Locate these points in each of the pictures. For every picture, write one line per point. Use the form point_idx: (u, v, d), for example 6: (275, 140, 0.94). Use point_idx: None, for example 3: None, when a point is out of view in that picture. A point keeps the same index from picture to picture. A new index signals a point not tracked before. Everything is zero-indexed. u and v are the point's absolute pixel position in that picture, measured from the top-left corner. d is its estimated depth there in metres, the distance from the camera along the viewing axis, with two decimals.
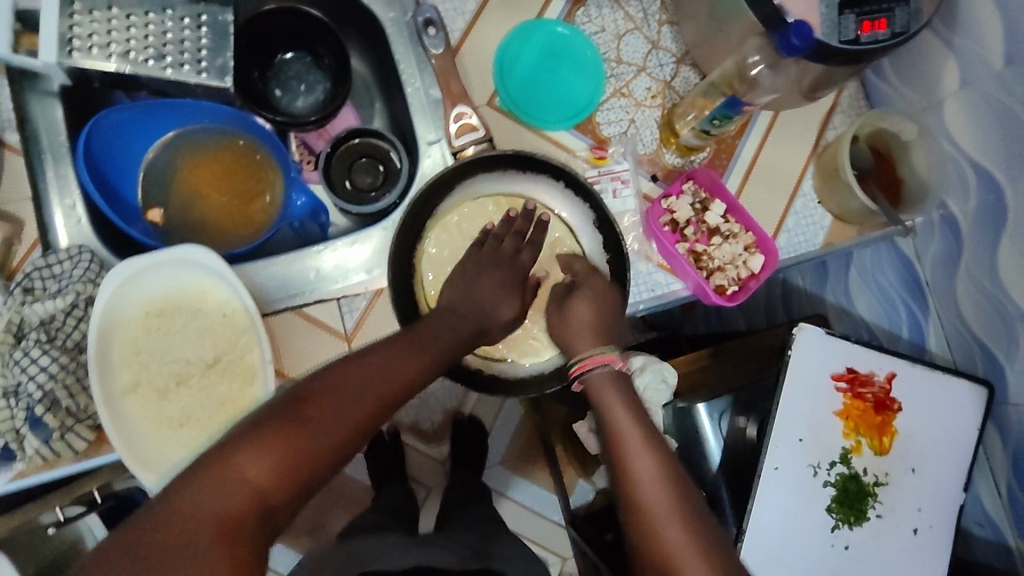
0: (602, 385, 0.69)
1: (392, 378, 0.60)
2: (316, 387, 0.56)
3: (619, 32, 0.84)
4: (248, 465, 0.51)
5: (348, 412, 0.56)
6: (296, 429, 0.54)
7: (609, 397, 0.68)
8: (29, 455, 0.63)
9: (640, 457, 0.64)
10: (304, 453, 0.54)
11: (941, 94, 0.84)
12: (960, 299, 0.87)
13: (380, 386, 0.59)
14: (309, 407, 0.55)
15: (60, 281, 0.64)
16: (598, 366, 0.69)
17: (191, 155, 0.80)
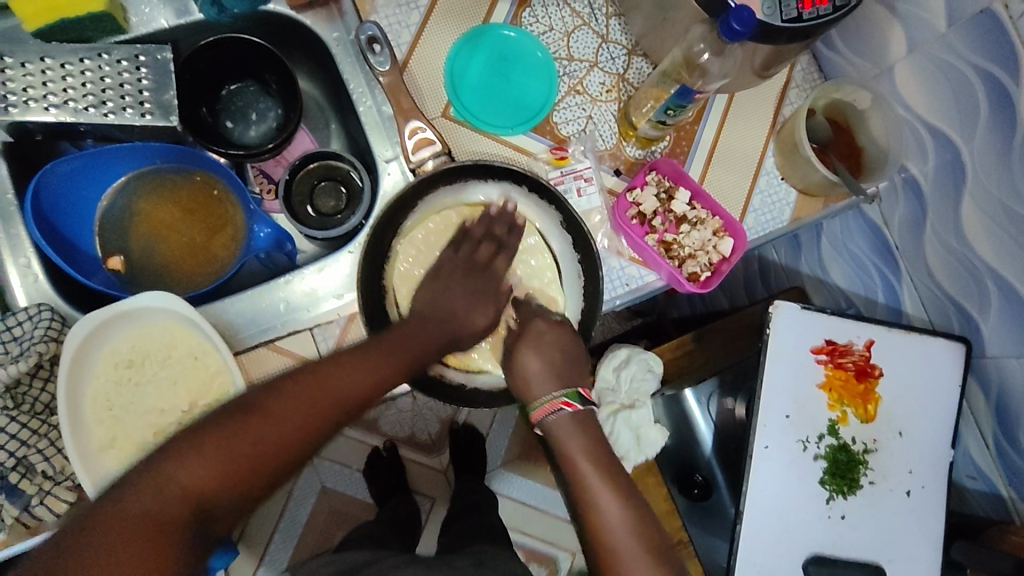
0: (564, 430, 0.70)
1: (336, 392, 0.62)
2: (256, 399, 0.59)
3: (568, 29, 0.83)
4: (188, 469, 0.54)
5: (288, 421, 0.59)
6: (230, 438, 0.56)
7: (570, 440, 0.69)
8: (9, 523, 0.61)
9: (603, 496, 0.66)
10: (239, 464, 0.56)
11: (891, 61, 0.84)
12: (929, 260, 0.87)
13: (327, 397, 0.61)
14: (246, 420, 0.57)
15: (21, 342, 0.62)
16: (556, 412, 0.70)
17: (146, 197, 0.78)
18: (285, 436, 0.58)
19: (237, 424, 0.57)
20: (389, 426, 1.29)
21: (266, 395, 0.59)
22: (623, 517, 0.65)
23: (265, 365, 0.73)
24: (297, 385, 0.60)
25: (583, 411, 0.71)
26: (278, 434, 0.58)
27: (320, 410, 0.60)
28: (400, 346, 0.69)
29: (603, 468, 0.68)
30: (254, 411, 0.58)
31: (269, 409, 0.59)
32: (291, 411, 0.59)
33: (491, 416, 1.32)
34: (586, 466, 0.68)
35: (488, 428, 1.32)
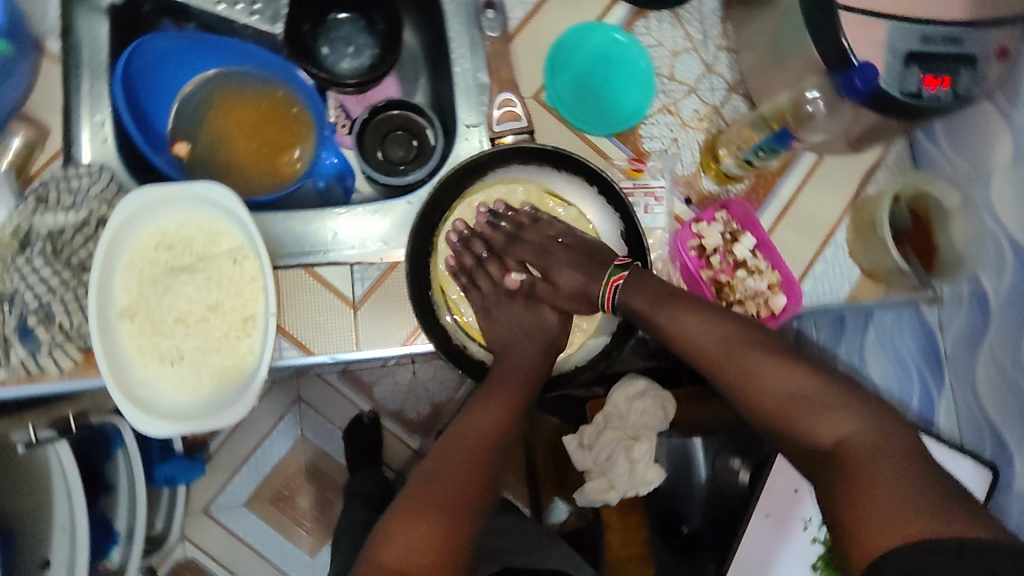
0: (629, 296, 0.71)
1: (480, 440, 0.66)
2: (418, 483, 0.63)
3: (676, 49, 0.83)
4: (402, 545, 0.58)
5: (462, 480, 0.63)
6: (425, 518, 0.59)
7: (631, 298, 0.71)
8: (13, 365, 0.61)
9: (684, 316, 0.67)
10: (449, 530, 0.59)
11: (991, 167, 0.81)
12: (978, 380, 0.86)
13: (475, 443, 0.66)
14: (425, 496, 0.61)
15: (75, 195, 0.63)
16: (615, 287, 0.72)
17: (226, 97, 0.79)
18: (463, 490, 0.62)
19: (424, 502, 0.61)
20: (383, 395, 1.29)
21: (433, 470, 0.64)
22: (709, 332, 0.67)
23: (297, 286, 0.72)
24: (448, 453, 0.65)
25: (634, 274, 0.72)
26: (460, 494, 0.62)
27: (478, 459, 0.65)
28: (508, 383, 0.71)
29: (677, 298, 0.69)
30: (428, 486, 0.62)
31: (442, 472, 0.63)
32: (459, 468, 0.63)
33: None
34: (656, 304, 0.69)
35: None
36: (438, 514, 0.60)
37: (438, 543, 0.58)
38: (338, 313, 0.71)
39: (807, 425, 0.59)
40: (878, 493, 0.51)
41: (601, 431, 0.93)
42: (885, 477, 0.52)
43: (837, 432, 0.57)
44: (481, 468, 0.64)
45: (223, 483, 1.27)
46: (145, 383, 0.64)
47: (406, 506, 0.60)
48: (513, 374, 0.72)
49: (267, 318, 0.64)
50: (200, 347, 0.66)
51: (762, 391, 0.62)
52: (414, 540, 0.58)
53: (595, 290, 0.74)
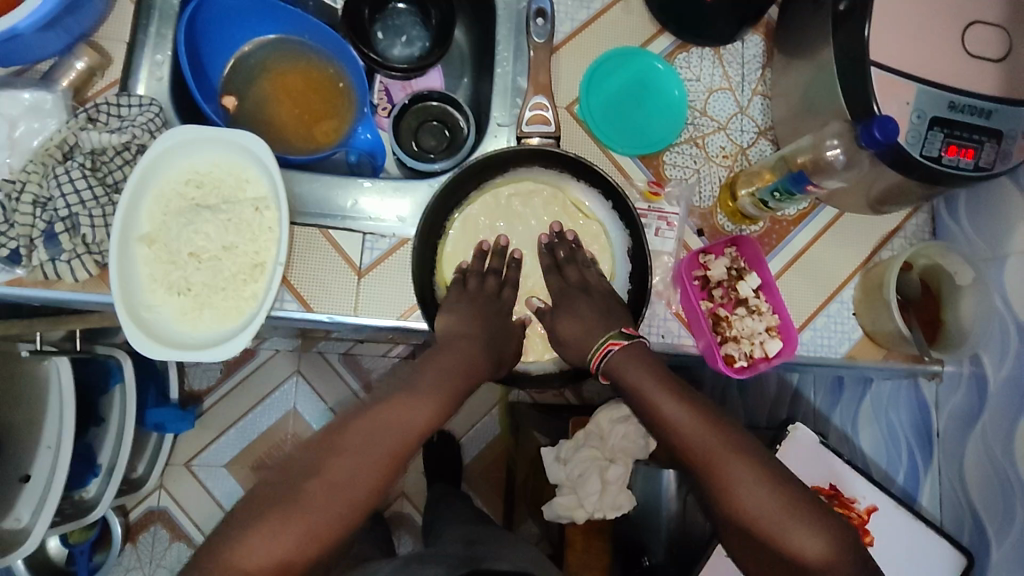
0: (621, 365, 0.65)
1: (396, 433, 0.58)
2: (309, 468, 0.56)
3: (712, 87, 0.85)
4: (259, 544, 0.52)
5: (357, 482, 0.56)
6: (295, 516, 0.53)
7: (624, 370, 0.65)
8: (34, 266, 0.64)
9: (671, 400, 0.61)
10: (319, 531, 0.54)
11: (1008, 250, 0.81)
12: (965, 461, 0.85)
13: (387, 437, 0.58)
14: (308, 487, 0.55)
15: (123, 121, 0.67)
16: (606, 354, 0.67)
17: (280, 62, 0.83)
18: (350, 493, 0.55)
19: (296, 493, 0.54)
20: None
21: (322, 459, 0.56)
22: (702, 431, 0.59)
23: (309, 244, 0.74)
24: (350, 436, 0.57)
25: (635, 346, 0.66)
26: (342, 498, 0.55)
27: (384, 461, 0.57)
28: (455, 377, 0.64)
29: (668, 379, 0.63)
30: (311, 478, 0.55)
31: (333, 461, 0.56)
32: (352, 469, 0.56)
33: (472, 424, 1.36)
34: (651, 382, 0.63)
35: (464, 433, 1.36)
36: (306, 512, 0.54)
37: (295, 542, 0.53)
38: (343, 276, 0.74)
39: (788, 539, 0.55)
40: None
41: (579, 448, 0.93)
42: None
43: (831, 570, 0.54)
44: (379, 473, 0.57)
45: (209, 440, 1.29)
46: (150, 307, 0.67)
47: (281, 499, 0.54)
48: (451, 369, 0.64)
49: (275, 267, 0.66)
50: (207, 283, 0.69)
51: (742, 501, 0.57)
52: (273, 537, 0.53)
53: (591, 344, 0.69)
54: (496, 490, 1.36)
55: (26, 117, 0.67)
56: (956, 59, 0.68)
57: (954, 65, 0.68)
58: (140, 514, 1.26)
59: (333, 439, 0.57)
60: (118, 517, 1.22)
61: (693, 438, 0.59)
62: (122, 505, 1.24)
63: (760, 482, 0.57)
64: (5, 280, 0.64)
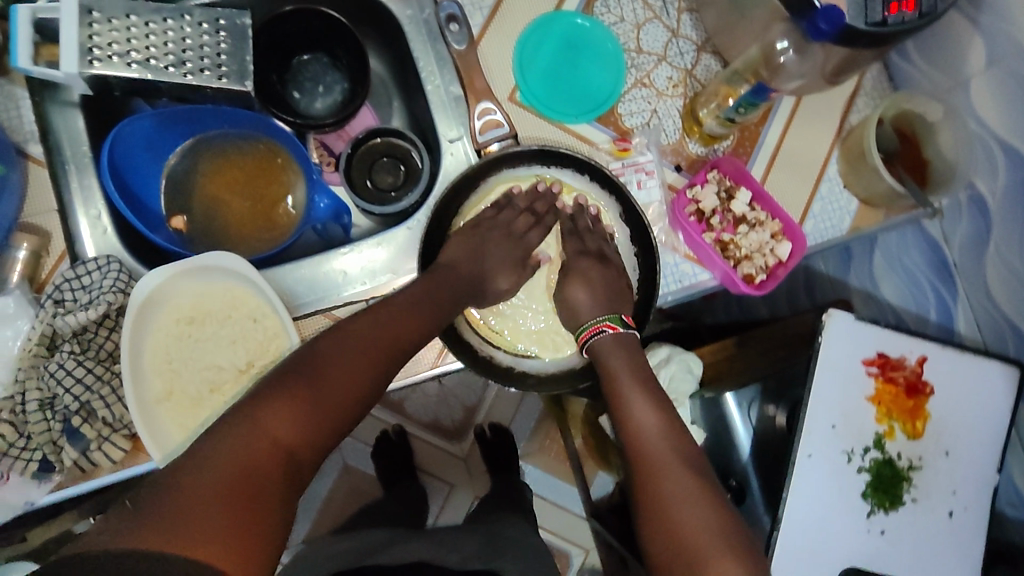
0: (608, 354, 0.71)
1: (388, 336, 0.63)
2: (317, 354, 0.59)
3: (639, 21, 0.83)
4: (279, 417, 0.53)
5: (351, 371, 0.59)
6: (312, 381, 0.57)
7: (610, 360, 0.71)
8: (67, 466, 0.63)
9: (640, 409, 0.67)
10: (325, 402, 0.57)
11: (968, 74, 0.81)
12: (989, 279, 0.87)
13: (383, 338, 0.63)
14: (316, 372, 0.57)
15: (90, 291, 0.64)
16: (599, 333, 0.72)
17: (211, 161, 0.79)
18: (352, 376, 0.59)
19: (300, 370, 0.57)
20: (415, 409, 1.33)
21: (329, 344, 0.60)
22: (657, 439, 0.64)
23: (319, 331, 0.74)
24: (350, 334, 0.62)
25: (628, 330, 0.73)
26: (345, 379, 0.59)
27: (377, 354, 0.62)
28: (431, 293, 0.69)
29: (646, 387, 0.69)
30: (318, 366, 0.58)
31: (332, 351, 0.60)
32: (349, 357, 0.60)
33: (514, 408, 1.36)
34: (626, 383, 0.68)
35: (511, 420, 1.36)
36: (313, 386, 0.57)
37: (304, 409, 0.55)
38: None
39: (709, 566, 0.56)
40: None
41: None
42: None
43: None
44: (374, 363, 0.61)
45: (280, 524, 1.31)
46: None
47: (297, 380, 0.56)
48: (425, 289, 0.69)
49: None
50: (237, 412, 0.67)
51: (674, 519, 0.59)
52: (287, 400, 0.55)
53: (584, 318, 0.74)
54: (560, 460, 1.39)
55: None
56: None
57: None
58: None
59: (334, 334, 0.61)
60: None
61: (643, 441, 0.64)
62: None
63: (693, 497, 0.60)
64: (47, 489, 0.63)
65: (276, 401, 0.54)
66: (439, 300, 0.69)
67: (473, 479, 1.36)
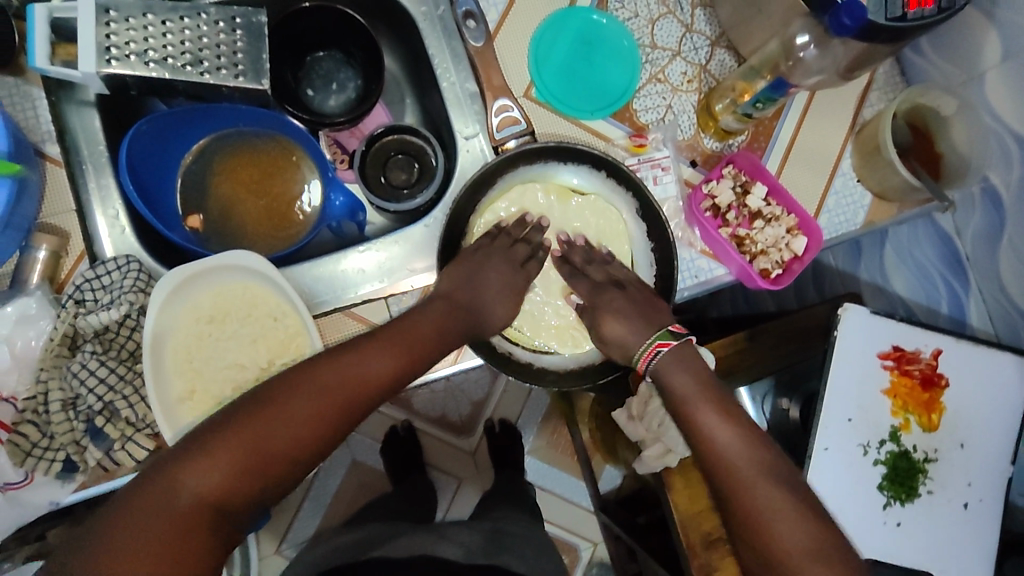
0: (669, 368, 0.69)
1: (352, 378, 0.57)
2: (268, 395, 0.54)
3: (653, 17, 0.82)
4: (208, 470, 0.49)
5: (304, 415, 0.54)
6: (257, 426, 0.52)
7: (676, 374, 0.68)
8: (90, 466, 0.63)
9: (715, 423, 0.63)
10: (261, 464, 0.51)
11: (983, 68, 0.81)
12: (1002, 271, 0.87)
13: (344, 382, 0.57)
14: (262, 416, 0.53)
15: (110, 292, 0.64)
16: (655, 355, 0.70)
17: (225, 160, 0.79)
18: (297, 433, 0.53)
19: (242, 426, 0.52)
20: (423, 406, 1.30)
21: (287, 385, 0.55)
22: (744, 452, 0.61)
23: (340, 329, 0.74)
24: (311, 374, 0.56)
25: (683, 345, 0.71)
26: (290, 437, 0.53)
27: (332, 407, 0.55)
28: (405, 332, 0.63)
29: (716, 397, 0.66)
30: (266, 408, 0.53)
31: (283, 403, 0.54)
32: (298, 410, 0.54)
33: (522, 402, 1.34)
34: (695, 396, 0.66)
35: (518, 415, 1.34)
36: (251, 447, 0.51)
37: (238, 470, 0.50)
38: None
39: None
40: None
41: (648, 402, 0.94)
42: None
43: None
44: (325, 418, 0.55)
45: (287, 524, 1.30)
46: None
47: (241, 427, 0.52)
48: (401, 329, 0.63)
49: None
50: None
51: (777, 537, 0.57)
52: (220, 462, 0.50)
53: (637, 344, 0.72)
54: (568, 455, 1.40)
55: (19, 331, 0.63)
56: None
57: None
58: None
59: (292, 373, 0.56)
60: None
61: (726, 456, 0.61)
62: None
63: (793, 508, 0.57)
64: (72, 488, 0.64)
65: (205, 465, 0.49)
66: (410, 343, 0.63)
67: (481, 473, 1.36)
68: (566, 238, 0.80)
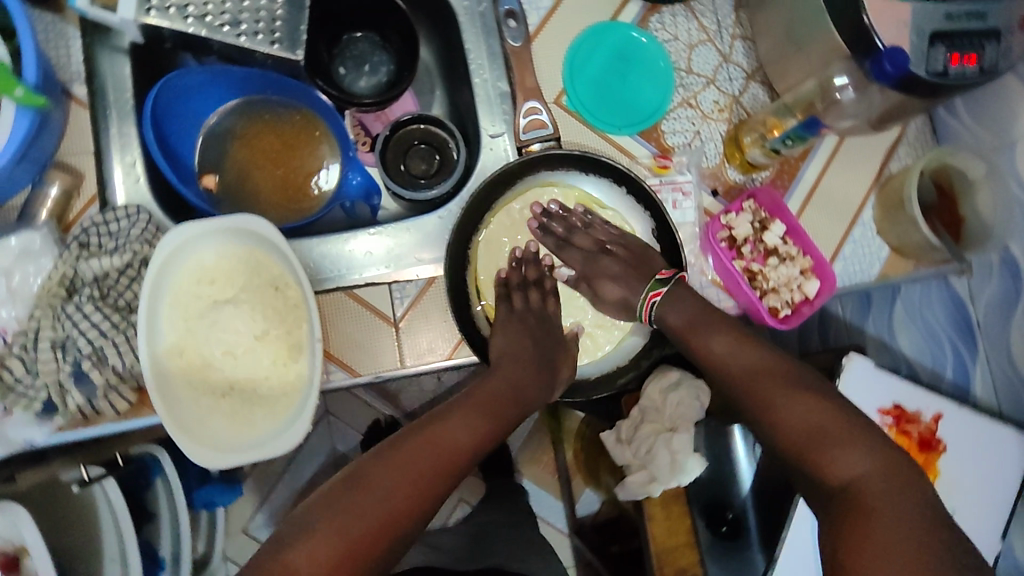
0: (666, 311, 0.70)
1: (441, 450, 0.59)
2: (363, 471, 0.56)
3: (692, 42, 0.82)
4: (315, 551, 0.50)
5: (400, 488, 0.55)
6: (356, 502, 0.53)
7: (675, 307, 0.69)
8: (70, 410, 0.62)
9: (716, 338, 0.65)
10: (371, 534, 0.52)
11: (1014, 137, 0.79)
12: (1013, 345, 0.86)
13: (435, 453, 0.58)
14: (360, 491, 0.54)
15: (116, 239, 0.63)
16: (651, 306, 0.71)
17: (248, 125, 0.79)
18: (400, 501, 0.54)
19: (348, 496, 0.53)
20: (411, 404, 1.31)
21: (384, 459, 0.57)
22: (746, 360, 0.63)
23: (339, 310, 0.72)
24: (403, 449, 0.58)
25: (674, 289, 0.70)
26: (394, 506, 0.54)
27: (432, 476, 0.57)
28: (486, 403, 0.65)
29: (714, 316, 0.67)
30: (365, 483, 0.54)
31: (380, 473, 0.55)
32: (397, 478, 0.55)
33: None
34: (695, 320, 0.67)
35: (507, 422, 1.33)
36: (358, 515, 0.52)
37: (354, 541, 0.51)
38: (381, 332, 0.72)
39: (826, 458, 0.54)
40: (879, 539, 0.47)
41: (638, 425, 0.95)
42: (884, 523, 0.48)
43: (851, 469, 0.53)
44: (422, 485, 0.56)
45: (259, 503, 1.32)
46: (199, 418, 0.64)
47: (341, 504, 0.53)
48: (483, 396, 0.66)
49: (313, 344, 0.65)
50: (248, 378, 0.67)
51: (787, 424, 0.58)
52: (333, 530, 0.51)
53: (636, 301, 0.73)
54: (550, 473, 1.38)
55: (20, 265, 0.62)
56: None
57: None
58: None
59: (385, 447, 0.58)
60: None
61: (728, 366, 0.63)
62: None
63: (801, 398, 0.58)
64: (47, 430, 0.62)
65: (323, 539, 0.50)
66: (491, 412, 0.65)
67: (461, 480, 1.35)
68: (539, 209, 0.77)
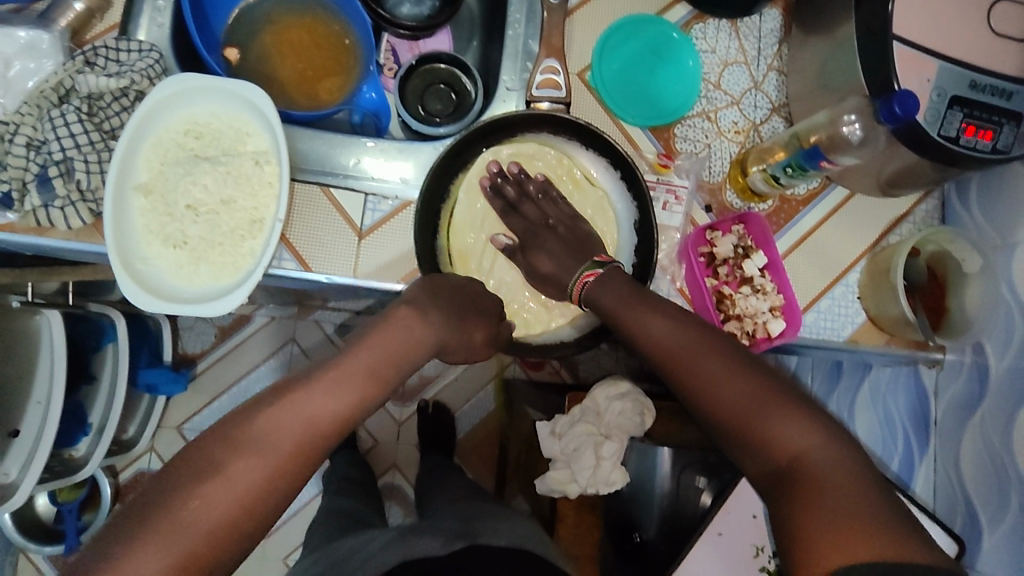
0: (598, 294, 0.68)
1: (309, 423, 0.52)
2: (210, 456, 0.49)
3: (727, 60, 0.83)
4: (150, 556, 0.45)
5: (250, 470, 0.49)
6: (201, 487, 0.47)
7: (604, 293, 0.67)
8: (26, 211, 0.63)
9: (648, 314, 0.63)
10: (218, 526, 0.47)
11: (1017, 238, 0.78)
12: (961, 451, 0.83)
13: (296, 423, 0.51)
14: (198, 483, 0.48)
15: (121, 66, 0.66)
16: (582, 284, 0.70)
17: (285, 13, 0.82)
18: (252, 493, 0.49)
19: (182, 498, 0.47)
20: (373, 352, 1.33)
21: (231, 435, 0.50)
22: (678, 336, 0.61)
23: (309, 204, 0.73)
24: (259, 427, 0.50)
25: (607, 272, 0.69)
26: (241, 498, 0.48)
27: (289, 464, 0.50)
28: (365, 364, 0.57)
29: (640, 296, 0.65)
30: (214, 471, 0.48)
31: (231, 462, 0.49)
32: (252, 467, 0.49)
33: (467, 395, 1.36)
34: (625, 305, 0.65)
35: (459, 406, 1.36)
36: (199, 518, 0.47)
37: (204, 536, 0.47)
38: (345, 237, 0.73)
39: (770, 432, 0.54)
40: (820, 515, 0.48)
41: (575, 422, 0.91)
42: (824, 501, 0.49)
43: (795, 442, 0.53)
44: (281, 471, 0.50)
45: (201, 405, 1.31)
46: (146, 259, 0.65)
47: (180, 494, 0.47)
48: (368, 363, 0.57)
49: (274, 223, 0.64)
50: (204, 239, 0.67)
51: (725, 400, 0.57)
52: (176, 534, 0.46)
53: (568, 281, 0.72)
54: (488, 464, 1.36)
55: (21, 57, 0.65)
56: (981, 35, 0.67)
57: (980, 47, 0.67)
58: (130, 476, 1.28)
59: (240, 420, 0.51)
60: (108, 478, 1.24)
61: (662, 343, 0.61)
62: (111, 466, 1.26)
63: (735, 368, 0.58)
64: None
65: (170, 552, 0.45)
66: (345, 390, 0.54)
67: (400, 446, 1.34)
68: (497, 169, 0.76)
